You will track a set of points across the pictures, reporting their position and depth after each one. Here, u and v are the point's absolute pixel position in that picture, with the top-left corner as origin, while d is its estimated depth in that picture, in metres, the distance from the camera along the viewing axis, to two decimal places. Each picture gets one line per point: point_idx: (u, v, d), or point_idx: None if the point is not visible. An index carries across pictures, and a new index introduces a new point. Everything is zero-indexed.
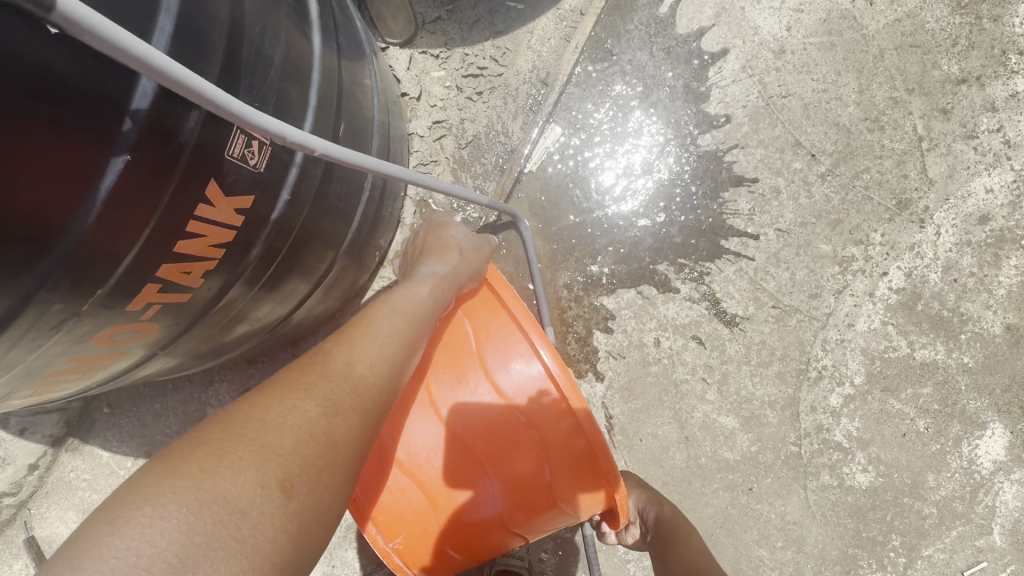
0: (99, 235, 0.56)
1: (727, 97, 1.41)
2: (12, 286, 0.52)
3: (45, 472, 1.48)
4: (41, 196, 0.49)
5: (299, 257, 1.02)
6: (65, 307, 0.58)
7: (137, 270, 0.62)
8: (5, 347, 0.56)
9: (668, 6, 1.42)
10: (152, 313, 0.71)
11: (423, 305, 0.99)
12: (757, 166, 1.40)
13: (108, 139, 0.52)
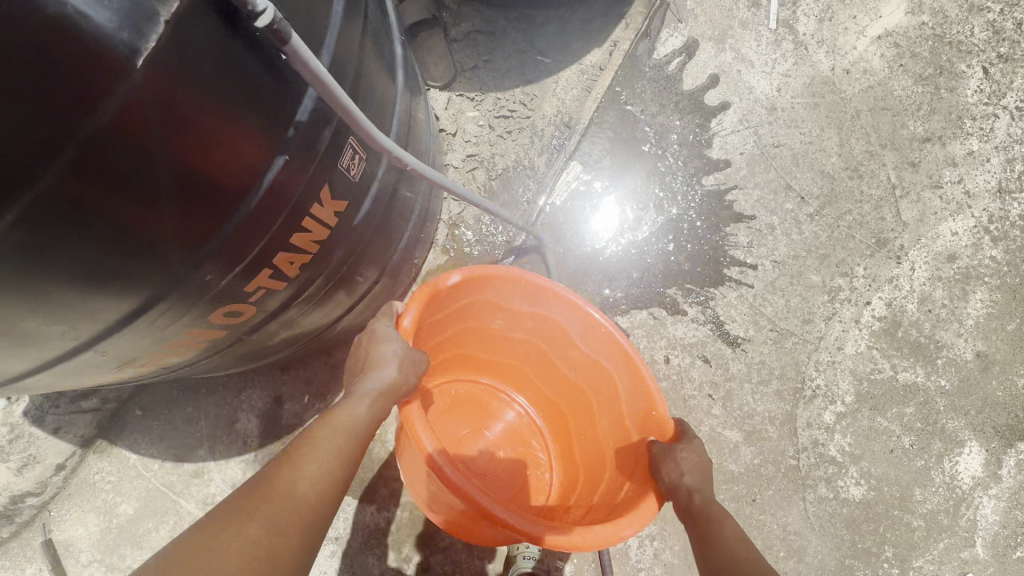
0: (249, 221, 0.68)
1: (727, 144, 1.61)
2: (189, 255, 0.65)
3: (70, 473, 1.51)
4: (221, 188, 0.62)
5: (358, 262, 1.14)
6: (213, 278, 0.71)
7: (261, 256, 0.74)
8: (160, 309, 0.68)
9: (676, 66, 1.64)
10: (257, 296, 0.82)
11: (360, 422, 0.95)
12: (754, 205, 1.58)
13: (270, 150, 0.65)
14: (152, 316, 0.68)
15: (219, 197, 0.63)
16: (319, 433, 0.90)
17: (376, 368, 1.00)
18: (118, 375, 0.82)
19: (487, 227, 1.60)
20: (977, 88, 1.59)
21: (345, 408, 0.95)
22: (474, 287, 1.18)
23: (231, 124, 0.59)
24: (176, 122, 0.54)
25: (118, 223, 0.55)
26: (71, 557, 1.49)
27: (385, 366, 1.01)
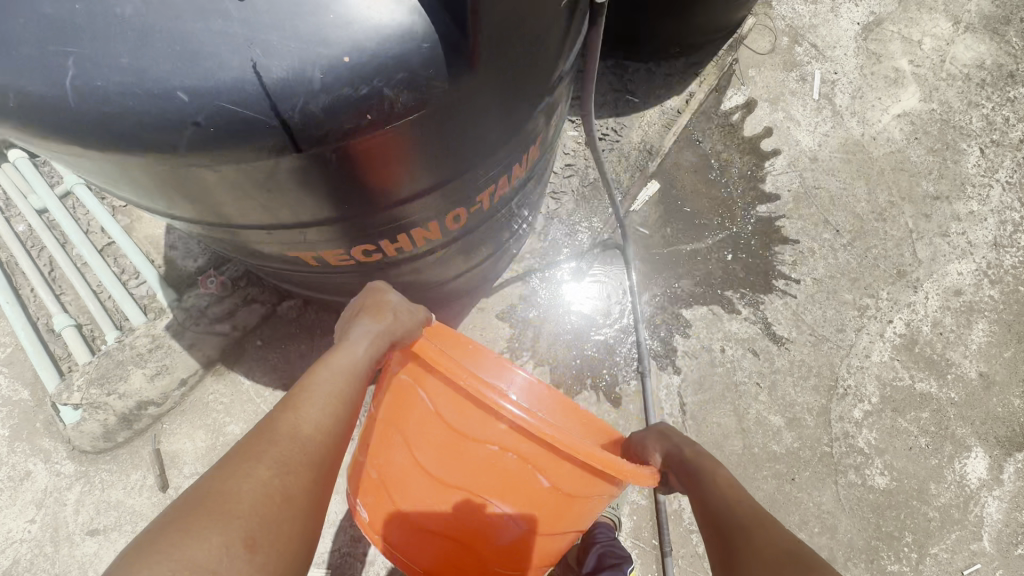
0: (517, 139, 1.00)
1: (778, 181, 1.96)
2: (490, 151, 0.94)
3: (188, 390, 1.67)
4: (526, 109, 0.94)
5: (499, 219, 1.44)
6: (481, 178, 1.00)
7: (447, 210, 1.03)
8: (449, 190, 0.96)
9: (738, 118, 2.03)
10: (476, 207, 1.12)
11: (362, 364, 0.94)
12: (798, 232, 1.91)
13: (510, 137, 0.96)
14: (443, 195, 0.95)
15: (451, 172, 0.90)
16: (310, 391, 0.86)
17: (377, 316, 1.01)
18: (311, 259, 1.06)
19: (577, 222, 1.89)
20: (977, 163, 1.99)
21: (346, 351, 0.95)
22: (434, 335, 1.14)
23: (536, 86, 0.91)
24: (547, 51, 0.87)
25: (398, 170, 0.81)
26: (176, 468, 1.63)
27: (386, 314, 1.01)
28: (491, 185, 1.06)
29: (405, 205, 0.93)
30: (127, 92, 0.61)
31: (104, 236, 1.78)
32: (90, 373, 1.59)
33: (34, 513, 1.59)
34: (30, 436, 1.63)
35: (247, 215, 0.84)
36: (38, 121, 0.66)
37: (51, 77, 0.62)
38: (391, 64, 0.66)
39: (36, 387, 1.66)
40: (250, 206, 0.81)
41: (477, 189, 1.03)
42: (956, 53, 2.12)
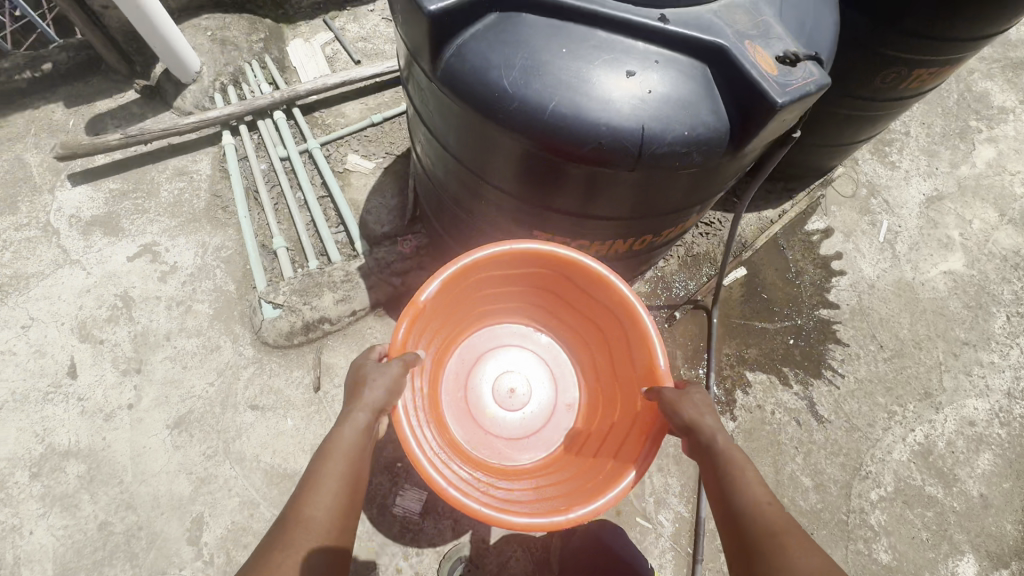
0: (694, 204, 1.51)
1: (839, 295, 2.42)
2: (680, 204, 1.46)
3: (354, 319, 2.08)
4: (712, 190, 1.46)
5: (640, 260, 1.91)
6: (662, 219, 1.51)
7: (612, 234, 1.55)
8: (644, 219, 1.48)
9: (816, 238, 2.53)
10: (642, 239, 1.62)
11: (359, 439, 1.10)
12: (849, 338, 2.34)
13: (692, 202, 1.48)
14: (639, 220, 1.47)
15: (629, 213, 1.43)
16: (313, 490, 0.97)
17: (358, 395, 1.19)
18: (522, 233, 1.61)
19: (676, 281, 2.35)
20: (1003, 326, 2.43)
21: (338, 433, 1.09)
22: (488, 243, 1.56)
23: (726, 179, 1.43)
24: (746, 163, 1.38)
25: (603, 201, 1.36)
26: (328, 377, 2.01)
27: (366, 391, 1.19)
28: (644, 230, 1.56)
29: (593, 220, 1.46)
30: (571, 113, 1.04)
31: (322, 190, 2.30)
32: (294, 284, 2.05)
33: (214, 378, 1.97)
34: (227, 319, 2.05)
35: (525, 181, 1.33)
36: (481, 100, 1.09)
37: (529, 95, 1.05)
38: (712, 136, 1.09)
39: (242, 284, 2.11)
40: (524, 189, 1.38)
41: (637, 229, 1.54)
42: (998, 237, 2.63)
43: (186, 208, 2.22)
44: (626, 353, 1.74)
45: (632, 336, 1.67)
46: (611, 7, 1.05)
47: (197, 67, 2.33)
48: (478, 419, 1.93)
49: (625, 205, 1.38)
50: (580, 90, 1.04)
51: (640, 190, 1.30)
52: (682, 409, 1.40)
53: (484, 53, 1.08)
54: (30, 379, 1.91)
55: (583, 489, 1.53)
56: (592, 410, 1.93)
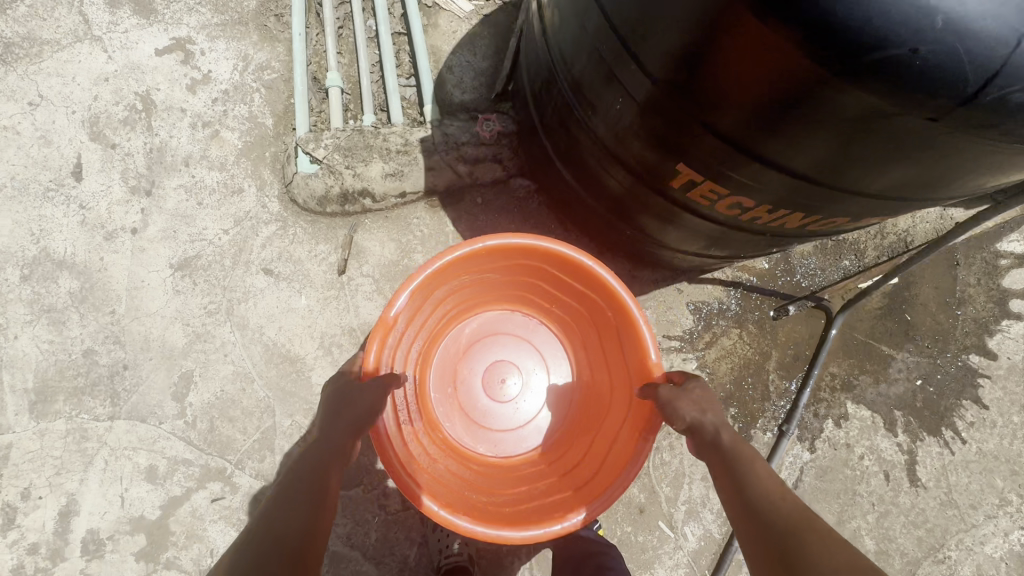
0: (921, 202, 0.99)
1: (1003, 343, 1.86)
2: (913, 194, 0.93)
3: (401, 203, 1.69)
4: (970, 187, 0.92)
5: (777, 247, 1.42)
6: (873, 206, 0.98)
7: (771, 199, 1.01)
8: (851, 198, 0.95)
9: (1005, 263, 1.90)
10: (815, 227, 1.11)
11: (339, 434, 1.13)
12: (992, 399, 1.83)
13: (931, 196, 0.94)
14: (845, 196, 0.94)
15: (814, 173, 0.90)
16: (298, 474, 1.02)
17: (348, 392, 1.23)
18: (643, 153, 1.10)
19: (802, 267, 1.82)
20: None
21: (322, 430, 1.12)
22: (459, 245, 1.42)
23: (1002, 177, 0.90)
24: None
25: (790, 134, 0.84)
26: (356, 262, 1.68)
27: (355, 389, 1.23)
28: (822, 210, 1.01)
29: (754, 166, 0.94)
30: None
31: (400, 25, 1.78)
32: (340, 139, 1.64)
33: (229, 226, 1.67)
34: (257, 160, 1.70)
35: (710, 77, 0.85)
36: None
37: None
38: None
39: (281, 122, 1.72)
40: (686, 76, 0.87)
41: (809, 205, 1.00)
42: None
43: (234, 5, 1.76)
44: (616, 345, 1.55)
45: (621, 324, 1.48)
46: None
47: None
48: (478, 419, 1.74)
49: (820, 154, 0.86)
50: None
51: (864, 131, 0.79)
52: (681, 404, 1.20)
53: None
54: (32, 168, 1.65)
55: (575, 497, 1.42)
56: (583, 397, 1.73)
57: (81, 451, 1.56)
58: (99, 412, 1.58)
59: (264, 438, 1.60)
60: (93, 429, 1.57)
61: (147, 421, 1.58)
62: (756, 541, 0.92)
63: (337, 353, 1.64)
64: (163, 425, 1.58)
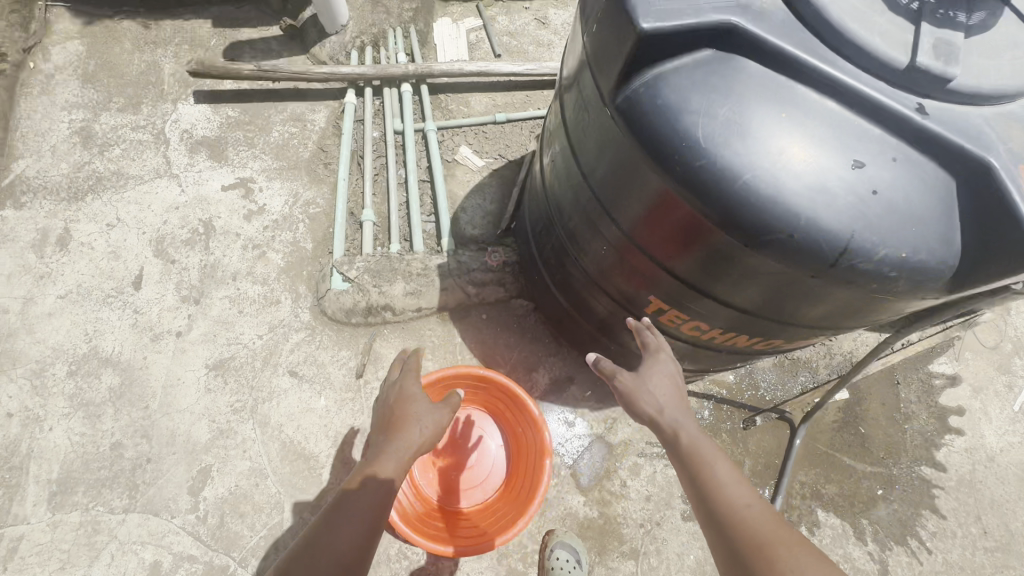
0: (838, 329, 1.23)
1: (950, 458, 2.07)
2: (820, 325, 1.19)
3: (418, 316, 1.96)
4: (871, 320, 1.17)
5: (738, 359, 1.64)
6: (797, 332, 1.24)
7: (724, 320, 1.25)
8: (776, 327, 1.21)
9: (938, 385, 2.18)
10: (760, 344, 1.35)
11: (386, 482, 1.05)
12: (948, 511, 1.98)
13: (844, 325, 1.18)
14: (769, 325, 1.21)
15: (753, 307, 1.15)
16: (319, 542, 0.92)
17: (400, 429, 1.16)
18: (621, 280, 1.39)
19: (765, 382, 2.08)
20: None
21: (331, 526, 0.96)
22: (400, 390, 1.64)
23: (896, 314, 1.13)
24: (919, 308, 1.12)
25: (730, 283, 1.08)
26: (374, 367, 1.89)
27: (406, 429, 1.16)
28: (763, 331, 1.26)
29: (708, 296, 1.17)
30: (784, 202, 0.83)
31: (425, 174, 2.20)
32: (370, 263, 1.94)
33: (264, 332, 1.89)
34: (295, 277, 1.97)
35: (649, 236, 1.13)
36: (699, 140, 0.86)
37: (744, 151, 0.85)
38: (924, 258, 0.85)
39: (320, 246, 2.03)
40: (662, 230, 1.07)
41: (740, 328, 1.27)
42: None
43: (291, 154, 2.18)
44: (513, 403, 1.78)
45: (512, 394, 1.75)
46: (868, 81, 0.82)
47: (345, 19, 2.28)
48: (453, 488, 1.81)
49: (749, 296, 1.09)
50: (827, 141, 0.83)
51: (780, 288, 1.03)
52: (639, 399, 1.19)
53: (681, 97, 0.88)
54: (98, 278, 1.90)
55: (518, 520, 1.58)
56: (510, 436, 1.88)
57: (90, 546, 1.60)
58: (115, 504, 1.65)
59: (270, 535, 1.66)
60: (106, 522, 1.63)
61: (160, 515, 1.65)
62: (726, 548, 0.94)
63: (342, 437, 1.77)
64: (174, 520, 1.65)
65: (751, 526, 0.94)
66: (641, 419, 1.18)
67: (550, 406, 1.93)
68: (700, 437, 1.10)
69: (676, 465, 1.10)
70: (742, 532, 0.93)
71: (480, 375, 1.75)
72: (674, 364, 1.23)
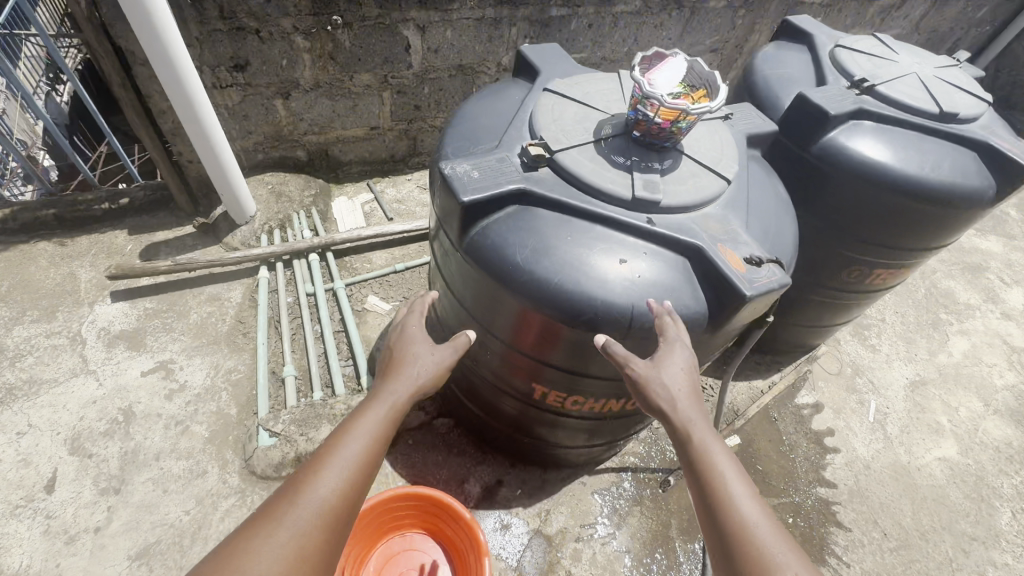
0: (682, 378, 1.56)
1: (836, 474, 2.39)
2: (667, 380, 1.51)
3: None
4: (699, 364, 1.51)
5: (632, 424, 1.92)
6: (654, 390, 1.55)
7: (606, 392, 1.50)
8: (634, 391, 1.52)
9: (807, 414, 2.58)
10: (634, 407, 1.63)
11: (382, 422, 1.21)
12: (850, 522, 2.24)
13: None
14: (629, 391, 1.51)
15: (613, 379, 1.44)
16: (311, 479, 1.05)
17: (394, 373, 1.31)
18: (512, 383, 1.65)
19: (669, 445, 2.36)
20: (1010, 522, 2.34)
21: (338, 455, 1.11)
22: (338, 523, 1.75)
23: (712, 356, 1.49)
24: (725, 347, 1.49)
25: (585, 363, 1.38)
26: None
27: (401, 371, 1.31)
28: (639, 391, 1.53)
29: (584, 377, 1.44)
30: (579, 292, 1.21)
31: (339, 325, 2.47)
32: (295, 414, 2.08)
33: (191, 506, 1.90)
34: (220, 444, 2.04)
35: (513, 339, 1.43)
36: (515, 262, 1.25)
37: (545, 264, 1.23)
38: (689, 317, 1.24)
39: (244, 409, 2.15)
40: (531, 335, 1.36)
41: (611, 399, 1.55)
42: (987, 426, 2.67)
43: (210, 331, 2.37)
44: (452, 519, 1.86)
45: (449, 509, 1.85)
46: (614, 211, 1.27)
47: (252, 210, 2.67)
48: None
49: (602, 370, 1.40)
50: (594, 249, 1.24)
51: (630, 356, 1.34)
52: (657, 391, 1.17)
53: (504, 240, 1.28)
54: (6, 491, 1.86)
55: None
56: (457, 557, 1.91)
57: None
58: None
59: None
60: None
61: None
62: (716, 535, 1.06)
63: None
64: None
65: (739, 521, 1.04)
66: (658, 409, 1.18)
67: (486, 512, 2.04)
68: (709, 438, 1.16)
69: (684, 457, 1.17)
70: (729, 526, 1.04)
71: (417, 495, 1.87)
72: (692, 357, 1.19)
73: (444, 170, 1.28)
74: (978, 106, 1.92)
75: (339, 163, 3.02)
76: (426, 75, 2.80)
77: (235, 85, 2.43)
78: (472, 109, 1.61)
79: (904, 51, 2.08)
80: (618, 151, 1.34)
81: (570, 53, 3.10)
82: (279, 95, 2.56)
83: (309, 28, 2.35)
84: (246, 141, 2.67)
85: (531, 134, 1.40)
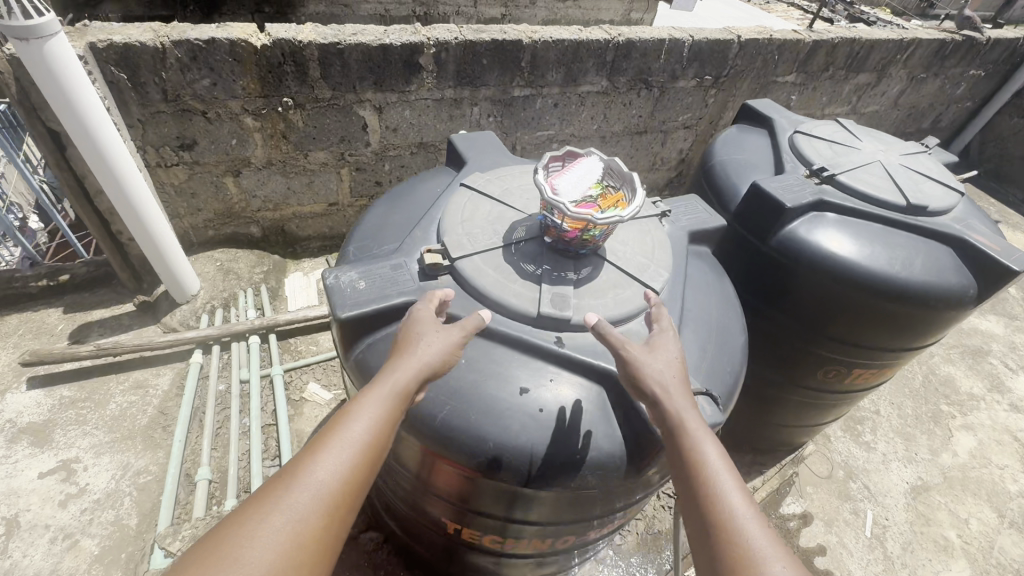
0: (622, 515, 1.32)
1: None
2: (602, 521, 1.26)
3: None
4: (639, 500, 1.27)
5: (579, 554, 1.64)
6: (588, 531, 1.29)
7: (533, 535, 1.24)
8: (563, 534, 1.27)
9: (793, 527, 2.27)
10: (571, 545, 1.37)
11: (386, 415, 0.94)
12: None
13: (621, 511, 1.27)
14: (558, 534, 1.26)
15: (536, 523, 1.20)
16: (308, 464, 0.87)
17: (404, 352, 0.99)
18: (425, 517, 1.40)
19: (633, 566, 2.06)
20: None
21: (329, 456, 0.88)
22: None
23: (653, 490, 1.25)
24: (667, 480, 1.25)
25: (496, 509, 1.14)
26: None
27: (411, 351, 0.99)
28: (572, 532, 1.27)
29: (503, 522, 1.19)
30: (469, 430, 1.02)
31: (270, 418, 2.25)
32: (198, 529, 1.82)
33: None
34: (110, 565, 1.79)
35: (412, 477, 1.21)
36: None
37: (433, 395, 1.06)
38: (606, 460, 1.04)
39: (145, 520, 1.90)
40: (433, 475, 1.12)
41: (538, 541, 1.29)
42: (1003, 544, 2.34)
43: (127, 423, 2.16)
44: None
45: None
46: (518, 328, 1.10)
47: (195, 287, 2.53)
48: None
49: (520, 516, 1.15)
50: (490, 375, 1.07)
51: (557, 502, 1.10)
52: (648, 375, 0.99)
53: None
54: None
55: None
56: None
57: None
58: None
59: None
60: None
61: None
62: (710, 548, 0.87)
63: None
64: None
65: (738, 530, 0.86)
66: (648, 395, 0.98)
67: None
68: (704, 435, 0.95)
69: (671, 454, 0.96)
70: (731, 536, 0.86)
71: None
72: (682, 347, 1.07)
73: (324, 279, 1.12)
74: (949, 197, 1.77)
75: (295, 238, 2.92)
76: (386, 152, 2.74)
77: (180, 164, 2.36)
78: (389, 203, 1.49)
79: (868, 138, 1.98)
80: (530, 257, 1.19)
81: (537, 130, 3.06)
82: (229, 174, 2.49)
83: (260, 109, 2.31)
84: (194, 218, 2.58)
85: (437, 235, 1.26)
